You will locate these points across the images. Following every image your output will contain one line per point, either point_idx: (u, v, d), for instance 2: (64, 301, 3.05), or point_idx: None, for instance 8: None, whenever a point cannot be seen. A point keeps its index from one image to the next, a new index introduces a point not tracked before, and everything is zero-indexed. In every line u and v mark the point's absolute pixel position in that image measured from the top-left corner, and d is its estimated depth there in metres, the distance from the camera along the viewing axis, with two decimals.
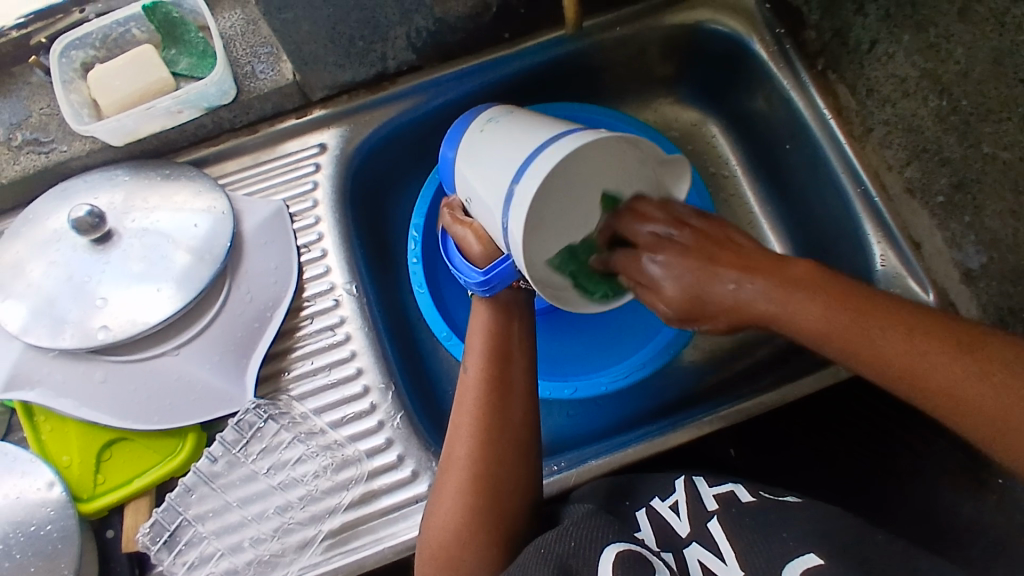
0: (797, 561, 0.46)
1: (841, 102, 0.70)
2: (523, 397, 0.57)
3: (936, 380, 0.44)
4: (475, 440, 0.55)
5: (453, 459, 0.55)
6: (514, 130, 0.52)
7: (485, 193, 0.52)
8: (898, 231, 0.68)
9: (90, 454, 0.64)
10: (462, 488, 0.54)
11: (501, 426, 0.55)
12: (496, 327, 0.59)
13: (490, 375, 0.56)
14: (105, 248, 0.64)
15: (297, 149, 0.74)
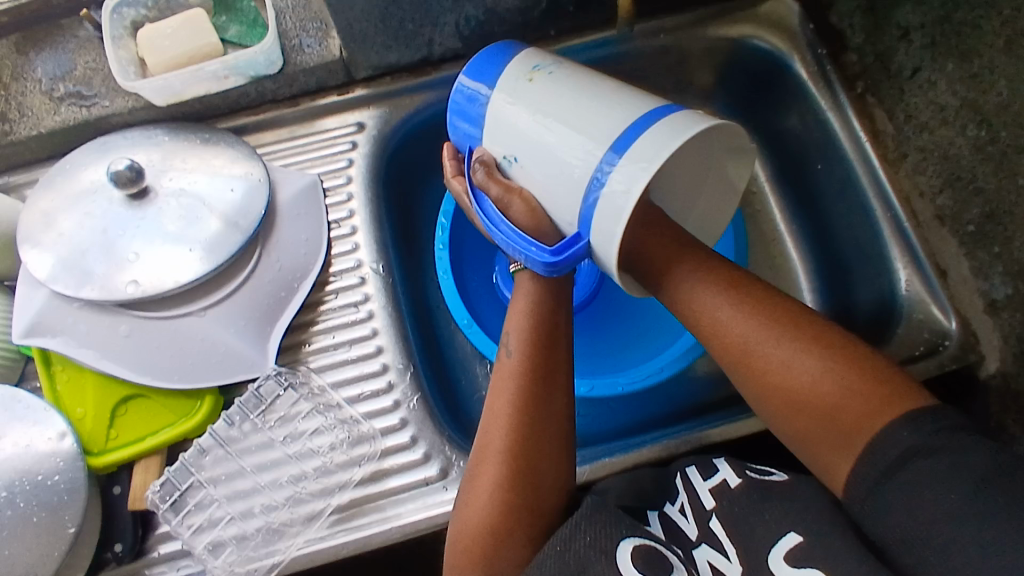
0: (781, 543, 0.47)
1: (878, 126, 0.70)
2: (562, 387, 0.57)
3: (814, 388, 0.47)
4: (513, 429, 0.55)
5: (490, 447, 0.55)
6: (579, 96, 0.52)
7: (552, 162, 0.52)
8: (925, 256, 0.68)
9: (105, 408, 0.64)
10: (500, 476, 0.54)
11: (540, 414, 0.55)
12: (540, 314, 0.58)
13: (533, 362, 0.56)
14: (141, 204, 0.64)
15: (335, 126, 0.74)
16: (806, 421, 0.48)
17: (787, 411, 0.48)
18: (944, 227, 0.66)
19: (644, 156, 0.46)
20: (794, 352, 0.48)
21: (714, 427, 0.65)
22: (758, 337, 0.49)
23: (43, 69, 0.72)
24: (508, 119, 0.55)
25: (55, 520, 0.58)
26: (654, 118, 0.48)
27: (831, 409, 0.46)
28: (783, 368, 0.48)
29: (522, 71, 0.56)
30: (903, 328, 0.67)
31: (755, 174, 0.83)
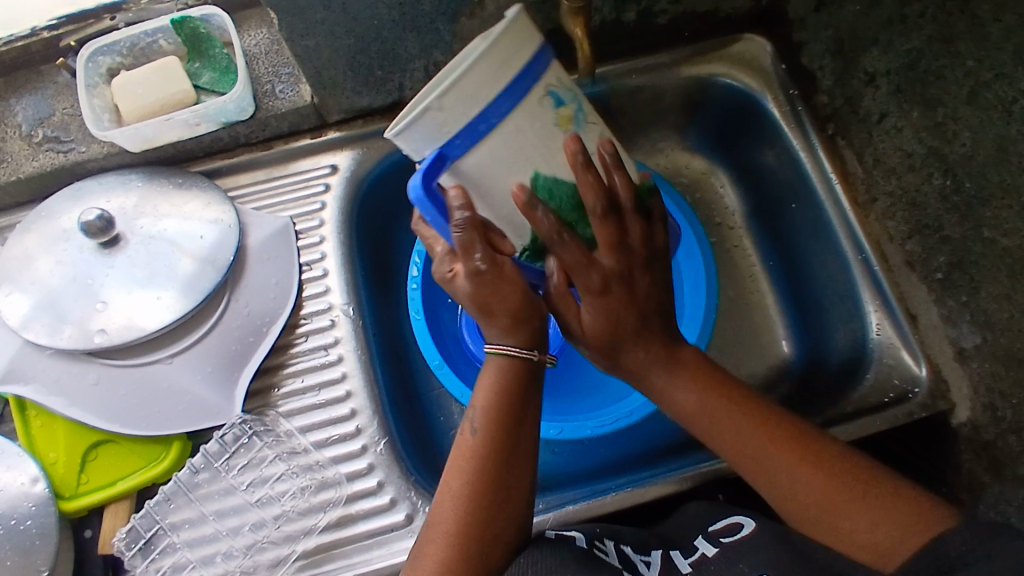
0: None
1: (848, 167, 0.70)
2: (526, 467, 0.55)
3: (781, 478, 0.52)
4: (466, 508, 0.53)
5: (441, 528, 0.52)
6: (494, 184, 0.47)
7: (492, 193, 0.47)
8: (895, 301, 0.67)
9: (76, 454, 0.64)
10: (451, 562, 0.51)
11: (501, 495, 0.53)
12: (512, 383, 0.55)
13: (486, 438, 0.54)
14: (112, 252, 0.65)
15: (309, 168, 0.75)
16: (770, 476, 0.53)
17: (749, 466, 0.54)
18: (914, 273, 0.66)
19: (509, 56, 0.41)
20: (780, 452, 0.53)
21: (683, 469, 0.64)
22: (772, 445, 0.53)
23: (22, 114, 0.73)
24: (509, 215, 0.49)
25: (26, 564, 0.59)
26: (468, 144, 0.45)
27: (861, 522, 0.49)
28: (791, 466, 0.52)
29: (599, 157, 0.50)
30: (872, 373, 0.66)
31: (732, 210, 0.83)
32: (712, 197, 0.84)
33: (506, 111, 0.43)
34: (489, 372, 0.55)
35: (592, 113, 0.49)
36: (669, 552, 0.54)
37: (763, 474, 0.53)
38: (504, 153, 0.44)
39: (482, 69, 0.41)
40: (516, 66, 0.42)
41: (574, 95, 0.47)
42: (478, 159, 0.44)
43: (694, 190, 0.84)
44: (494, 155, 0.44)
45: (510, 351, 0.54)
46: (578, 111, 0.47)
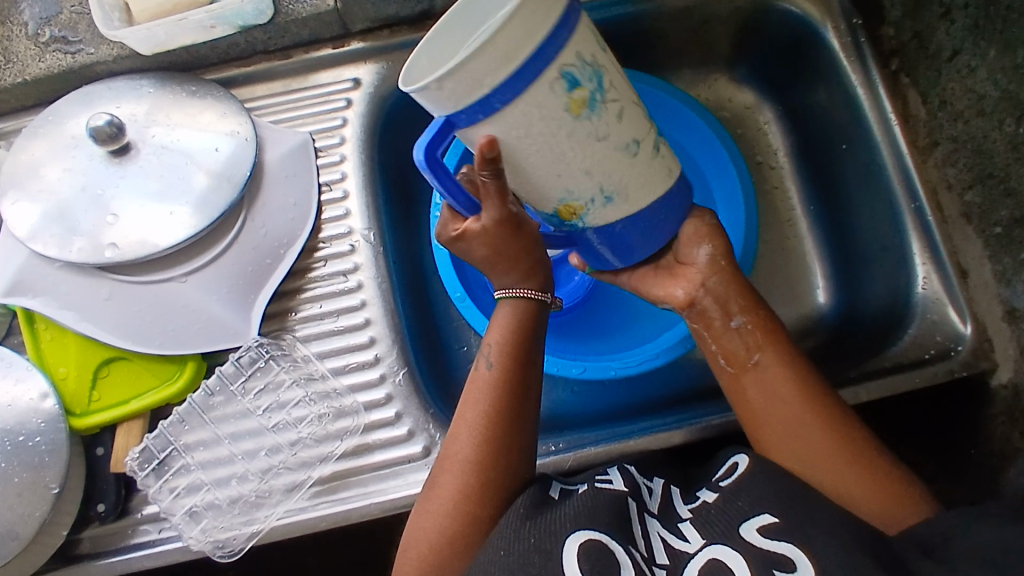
0: (751, 522, 0.47)
1: (909, 109, 0.65)
2: (536, 401, 0.55)
3: (806, 446, 0.53)
4: (485, 438, 0.52)
5: (457, 459, 0.52)
6: (550, 156, 0.42)
7: (540, 173, 0.43)
8: (946, 255, 0.63)
9: (88, 369, 0.62)
10: (466, 489, 0.51)
11: (518, 430, 0.53)
12: (520, 323, 0.55)
13: (503, 373, 0.54)
14: (122, 161, 0.62)
15: (331, 81, 0.70)
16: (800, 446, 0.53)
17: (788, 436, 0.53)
18: (969, 226, 0.62)
19: (507, 55, 0.37)
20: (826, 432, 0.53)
21: (707, 418, 0.62)
22: (813, 422, 0.53)
23: (28, 10, 0.68)
24: (571, 170, 0.43)
25: (37, 479, 0.58)
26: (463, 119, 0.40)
27: (863, 497, 0.51)
28: (818, 458, 0.52)
29: (624, 143, 0.43)
30: (914, 328, 0.63)
31: (775, 148, 0.80)
32: (755, 135, 0.80)
33: (513, 93, 0.38)
34: (504, 309, 0.56)
35: (618, 90, 0.42)
36: (670, 487, 0.54)
37: (793, 440, 0.53)
38: (516, 123, 0.40)
39: (484, 59, 0.36)
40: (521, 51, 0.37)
41: (599, 69, 0.40)
42: (498, 128, 0.40)
43: (737, 126, 0.80)
44: (511, 123, 0.40)
45: (526, 294, 0.55)
46: (598, 90, 0.40)
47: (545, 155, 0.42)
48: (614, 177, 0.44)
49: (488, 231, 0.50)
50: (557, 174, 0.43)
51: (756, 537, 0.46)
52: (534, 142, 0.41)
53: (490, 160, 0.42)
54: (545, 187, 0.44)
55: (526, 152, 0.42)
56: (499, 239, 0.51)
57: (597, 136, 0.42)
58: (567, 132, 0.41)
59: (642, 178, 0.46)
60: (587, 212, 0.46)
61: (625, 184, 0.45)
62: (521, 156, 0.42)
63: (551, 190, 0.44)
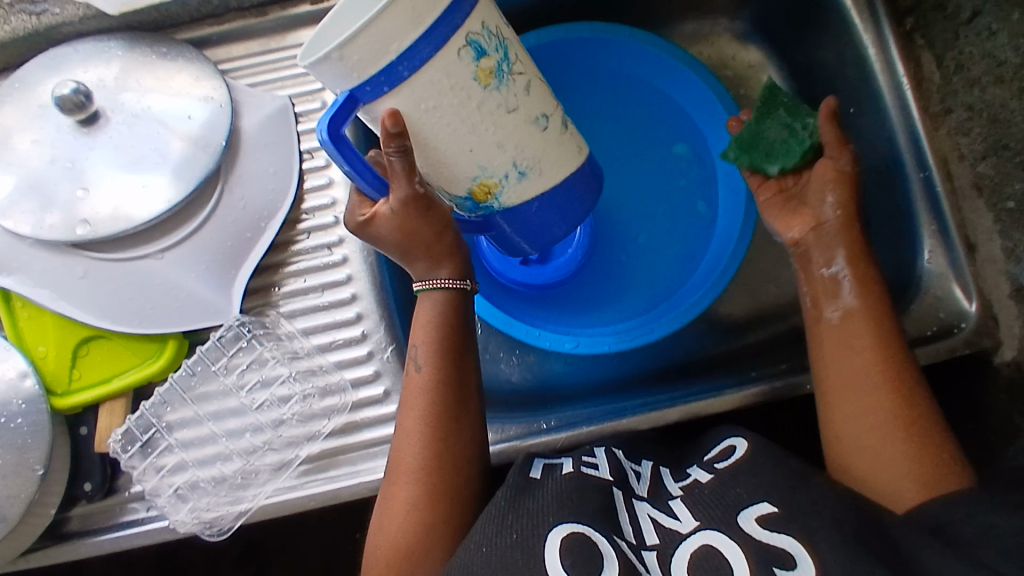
0: (750, 510, 0.44)
1: (923, 72, 0.61)
2: (474, 396, 0.51)
3: (855, 404, 0.49)
4: (430, 440, 0.49)
5: (404, 469, 0.49)
6: (458, 125, 0.40)
7: (449, 150, 0.41)
8: (953, 227, 0.61)
9: (67, 349, 0.61)
10: (418, 498, 0.48)
11: (462, 427, 0.50)
12: (444, 316, 0.51)
13: (434, 373, 0.50)
14: (91, 131, 0.59)
15: (310, 40, 0.67)
16: (854, 402, 0.49)
17: (839, 387, 0.50)
18: (981, 198, 0.59)
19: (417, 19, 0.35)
20: (884, 397, 0.48)
21: (701, 397, 0.60)
22: (876, 382, 0.49)
23: None
24: (484, 142, 0.41)
25: (21, 462, 0.57)
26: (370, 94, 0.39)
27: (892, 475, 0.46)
28: (865, 421, 0.48)
29: (534, 116, 0.43)
30: (916, 306, 0.61)
31: None
32: (757, 95, 0.77)
33: (423, 57, 0.37)
34: (426, 304, 0.51)
35: (522, 62, 0.42)
36: (659, 467, 0.53)
37: (848, 393, 0.49)
38: (422, 94, 0.38)
39: (393, 18, 0.35)
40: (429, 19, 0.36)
41: (502, 40, 0.40)
42: (401, 102, 0.39)
43: (739, 86, 0.77)
44: (412, 96, 0.38)
45: (445, 284, 0.51)
46: (503, 61, 0.40)
47: (455, 129, 0.40)
48: (528, 151, 0.43)
49: (399, 214, 0.47)
50: (468, 149, 0.41)
51: (753, 528, 0.43)
52: (445, 108, 0.39)
53: (398, 138, 0.39)
54: (455, 165, 0.42)
55: (435, 127, 0.40)
56: (408, 222, 0.47)
57: (504, 103, 0.41)
58: (475, 102, 0.40)
59: (554, 154, 0.45)
60: (503, 190, 0.44)
61: (540, 158, 0.44)
62: (430, 132, 0.40)
63: (461, 168, 0.42)
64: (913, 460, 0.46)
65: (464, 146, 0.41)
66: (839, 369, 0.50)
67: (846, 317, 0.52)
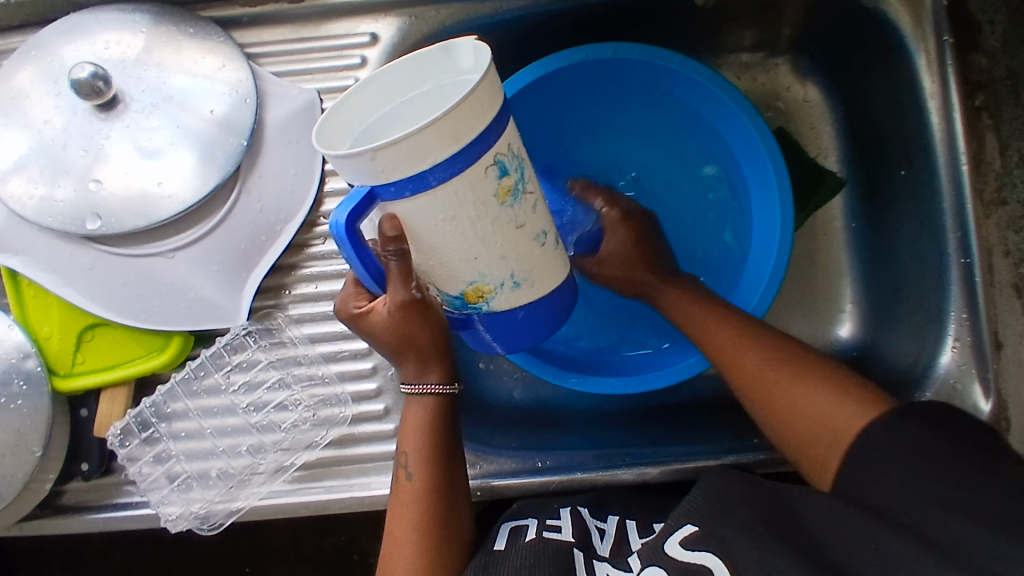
0: (677, 534, 0.44)
1: (985, 154, 0.58)
2: (461, 500, 0.53)
3: (784, 401, 0.51)
4: (420, 551, 0.50)
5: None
6: (463, 236, 0.39)
7: (448, 255, 0.40)
8: (985, 322, 0.59)
9: (71, 333, 0.60)
10: None
11: (446, 530, 0.51)
12: (435, 424, 0.52)
13: (424, 480, 0.51)
14: (108, 116, 0.56)
15: (345, 33, 0.63)
16: (787, 412, 0.50)
17: (767, 408, 0.51)
18: (1019, 299, 0.57)
19: (456, 134, 0.35)
20: (775, 370, 0.52)
21: (705, 459, 0.61)
22: (773, 376, 0.52)
23: None
24: (487, 252, 0.40)
25: (19, 443, 0.58)
26: (388, 191, 0.37)
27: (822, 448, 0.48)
28: (787, 393, 0.51)
29: (536, 233, 0.42)
30: (930, 393, 0.60)
31: (827, 151, 0.73)
32: (806, 133, 0.73)
33: (456, 169, 0.36)
34: (414, 407, 0.52)
35: (533, 182, 0.42)
36: (623, 523, 0.55)
37: (769, 398, 0.51)
38: (444, 205, 0.37)
39: (430, 135, 0.34)
40: (465, 136, 0.35)
41: (519, 161, 0.40)
42: (415, 207, 0.37)
43: (788, 121, 0.73)
44: (432, 205, 0.37)
45: (432, 391, 0.51)
46: (520, 181, 0.40)
47: (461, 239, 0.39)
48: (525, 264, 0.42)
49: (395, 317, 0.46)
50: (472, 258, 0.40)
51: (679, 553, 0.42)
52: (458, 219, 0.38)
53: (397, 243, 0.40)
54: (455, 268, 0.41)
55: (442, 236, 0.39)
56: (406, 323, 0.46)
57: (514, 218, 0.40)
58: (488, 218, 0.39)
59: (546, 271, 0.44)
60: (495, 297, 0.43)
61: (534, 272, 0.44)
62: (434, 237, 0.39)
63: (460, 272, 0.41)
64: (846, 399, 0.48)
65: (462, 254, 0.40)
66: (750, 391, 0.53)
67: (714, 346, 0.56)
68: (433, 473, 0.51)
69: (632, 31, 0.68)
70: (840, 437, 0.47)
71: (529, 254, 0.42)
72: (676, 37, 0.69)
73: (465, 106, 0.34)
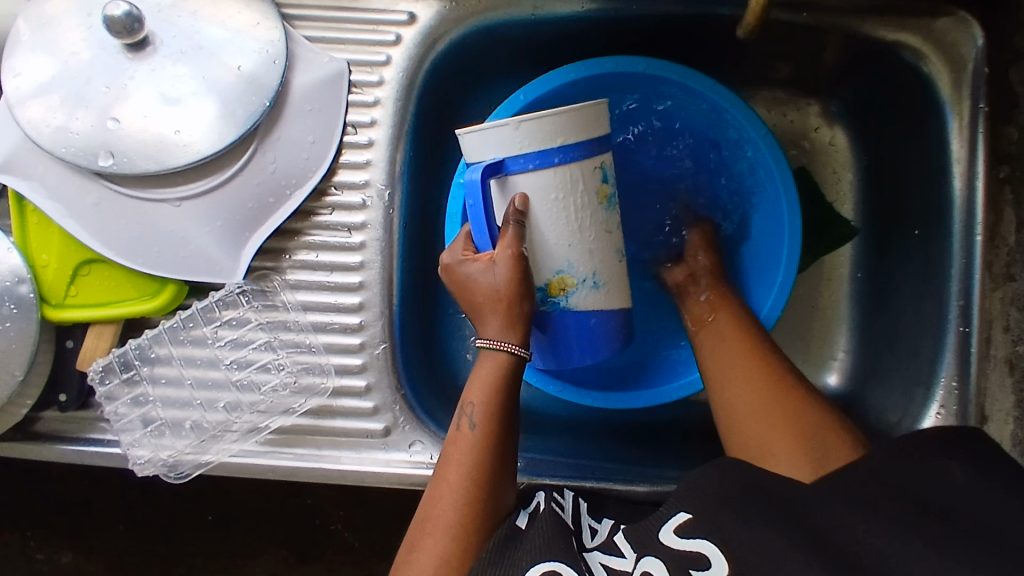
0: (671, 523, 0.45)
1: (1000, 228, 0.57)
2: (509, 460, 0.53)
3: (762, 408, 0.52)
4: (467, 501, 0.49)
5: (439, 521, 0.49)
6: (567, 217, 0.50)
7: (551, 238, 0.51)
8: (973, 392, 0.58)
9: (69, 265, 0.60)
10: (449, 554, 0.48)
11: (495, 484, 0.51)
12: (502, 379, 0.53)
13: (489, 435, 0.51)
14: (136, 57, 0.56)
15: (383, 9, 0.63)
16: (758, 420, 0.51)
17: (746, 407, 0.52)
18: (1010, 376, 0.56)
19: (571, 129, 0.48)
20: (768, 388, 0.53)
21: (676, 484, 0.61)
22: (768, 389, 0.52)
23: None
24: (580, 241, 0.52)
25: None
26: (518, 165, 0.49)
27: (778, 458, 0.48)
28: (769, 406, 0.51)
29: (614, 249, 0.55)
30: None
31: (842, 199, 0.72)
32: (825, 175, 0.73)
33: (573, 156, 0.49)
34: (485, 364, 0.53)
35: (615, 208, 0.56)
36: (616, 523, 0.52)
37: (750, 403, 0.52)
38: (556, 184, 0.49)
39: (559, 122, 0.47)
40: (582, 135, 0.49)
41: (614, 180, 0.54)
42: (535, 181, 0.49)
43: (811, 162, 0.73)
44: (548, 182, 0.49)
45: (510, 348, 0.52)
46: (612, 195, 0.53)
47: (565, 220, 0.50)
48: (605, 270, 0.54)
49: (498, 274, 0.51)
50: (568, 243, 0.51)
51: (675, 540, 0.43)
52: (569, 200, 0.50)
53: (517, 217, 0.50)
54: (552, 251, 0.51)
55: (551, 217, 0.50)
56: (505, 279, 0.51)
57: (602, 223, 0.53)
58: (587, 211, 0.51)
59: (617, 284, 0.56)
60: (575, 291, 0.53)
61: (608, 280, 0.54)
62: (544, 214, 0.50)
63: (554, 255, 0.52)
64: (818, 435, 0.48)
65: (561, 235, 0.51)
66: (737, 390, 0.54)
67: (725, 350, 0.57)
68: (497, 432, 0.52)
69: (668, 49, 0.67)
70: (786, 456, 0.48)
71: (607, 258, 0.54)
72: (711, 61, 0.69)
73: (584, 112, 0.49)
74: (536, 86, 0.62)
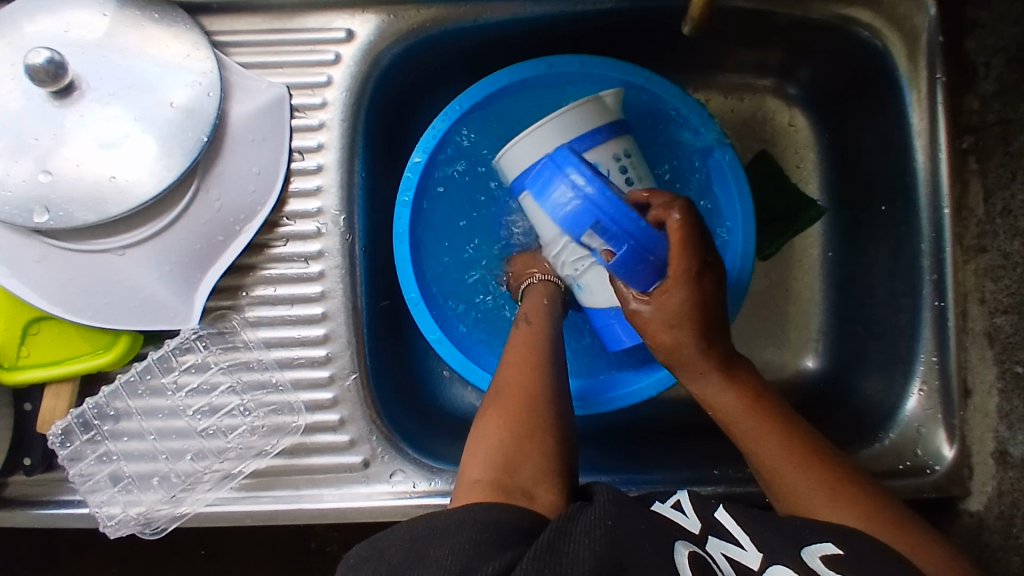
0: (813, 548, 0.42)
1: (967, 198, 0.58)
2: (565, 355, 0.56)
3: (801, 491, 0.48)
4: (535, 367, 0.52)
5: (507, 387, 0.50)
6: None
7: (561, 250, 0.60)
8: (954, 368, 0.57)
9: (17, 325, 0.58)
10: (527, 395, 0.49)
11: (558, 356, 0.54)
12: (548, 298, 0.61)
13: (548, 328, 0.57)
14: (65, 103, 0.53)
15: (319, 28, 0.61)
16: (798, 498, 0.48)
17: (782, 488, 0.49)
18: (991, 348, 0.57)
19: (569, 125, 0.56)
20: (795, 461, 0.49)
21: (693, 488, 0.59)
22: (799, 468, 0.48)
23: None
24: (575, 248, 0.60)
25: None
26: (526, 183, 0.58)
27: (840, 515, 0.45)
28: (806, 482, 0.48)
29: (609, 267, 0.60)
30: (894, 435, 0.59)
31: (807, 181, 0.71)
32: (787, 156, 0.71)
33: (566, 157, 0.56)
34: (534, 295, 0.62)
35: None
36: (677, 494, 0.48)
37: (788, 488, 0.48)
38: None
39: (542, 132, 0.56)
40: (569, 133, 0.56)
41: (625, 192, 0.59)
42: (539, 188, 0.58)
43: (772, 143, 0.72)
44: None
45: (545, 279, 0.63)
46: None
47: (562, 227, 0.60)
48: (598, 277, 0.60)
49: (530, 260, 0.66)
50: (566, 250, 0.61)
51: (818, 566, 0.41)
52: None
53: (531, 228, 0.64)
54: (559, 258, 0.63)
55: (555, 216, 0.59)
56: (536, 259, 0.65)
57: None
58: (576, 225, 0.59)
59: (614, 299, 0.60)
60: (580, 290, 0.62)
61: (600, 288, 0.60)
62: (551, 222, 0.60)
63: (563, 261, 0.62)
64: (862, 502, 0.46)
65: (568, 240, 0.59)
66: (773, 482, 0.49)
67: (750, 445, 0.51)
68: (555, 330, 0.58)
69: (618, 43, 0.66)
70: (844, 513, 0.45)
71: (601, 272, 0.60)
72: (664, 50, 0.67)
73: (569, 115, 0.56)
74: (473, 95, 0.62)
